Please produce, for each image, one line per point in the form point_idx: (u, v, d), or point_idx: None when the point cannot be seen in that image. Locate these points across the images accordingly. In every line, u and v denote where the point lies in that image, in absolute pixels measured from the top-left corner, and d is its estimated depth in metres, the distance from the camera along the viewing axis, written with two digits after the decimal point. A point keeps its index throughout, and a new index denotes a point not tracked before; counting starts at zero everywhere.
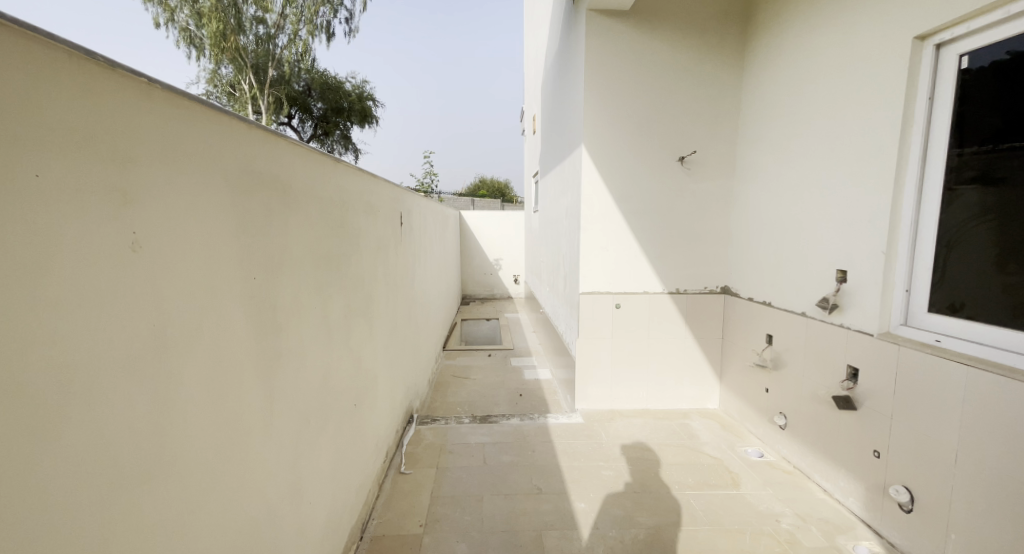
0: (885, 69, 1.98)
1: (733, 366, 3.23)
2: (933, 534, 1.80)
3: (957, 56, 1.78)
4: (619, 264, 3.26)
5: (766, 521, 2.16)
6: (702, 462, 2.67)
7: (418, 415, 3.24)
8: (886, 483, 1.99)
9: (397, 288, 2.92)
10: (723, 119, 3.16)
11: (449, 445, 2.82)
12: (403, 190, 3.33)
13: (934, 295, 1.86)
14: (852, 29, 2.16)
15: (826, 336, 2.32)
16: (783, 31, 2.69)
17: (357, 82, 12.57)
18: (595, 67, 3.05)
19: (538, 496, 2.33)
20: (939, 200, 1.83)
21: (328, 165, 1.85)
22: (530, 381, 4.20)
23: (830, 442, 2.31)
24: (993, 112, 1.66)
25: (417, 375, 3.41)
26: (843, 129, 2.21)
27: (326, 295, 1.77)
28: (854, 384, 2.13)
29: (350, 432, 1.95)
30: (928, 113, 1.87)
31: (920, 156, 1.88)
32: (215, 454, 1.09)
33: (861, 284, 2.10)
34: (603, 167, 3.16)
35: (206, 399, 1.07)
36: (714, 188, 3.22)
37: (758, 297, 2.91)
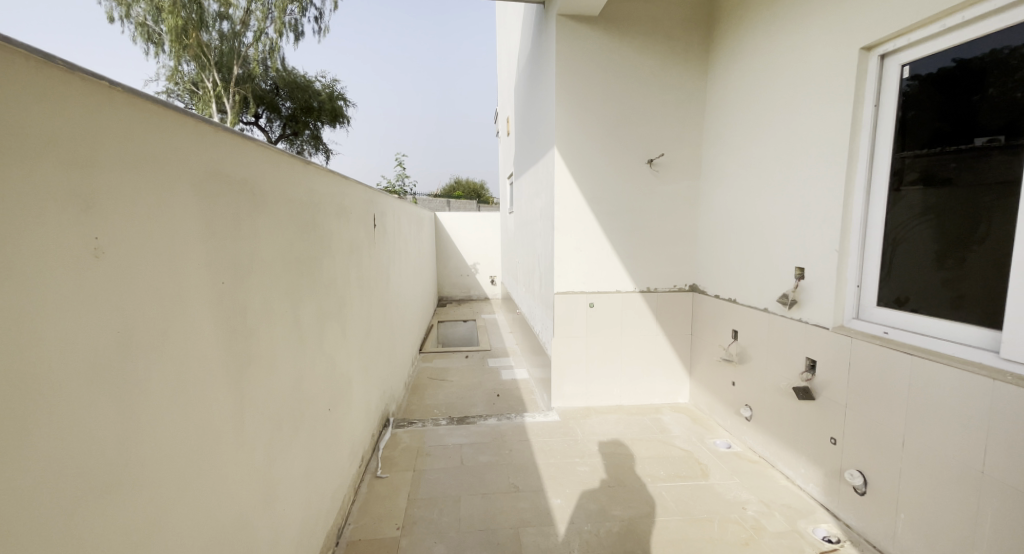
0: (836, 76, 2.10)
1: (701, 361, 3.34)
2: (883, 514, 1.92)
3: (900, 65, 1.90)
4: (592, 264, 3.33)
5: (733, 509, 2.25)
6: (674, 455, 2.76)
7: (394, 419, 3.23)
8: (841, 468, 2.11)
9: (371, 291, 2.91)
10: (688, 123, 3.27)
11: (427, 447, 2.83)
12: (376, 192, 3.31)
13: (882, 290, 1.99)
14: (807, 37, 2.27)
15: (787, 330, 2.44)
16: (743, 38, 2.81)
17: (329, 82, 12.07)
18: (566, 71, 3.12)
19: (515, 494, 2.36)
20: (886, 200, 1.96)
21: (299, 168, 1.84)
22: (507, 381, 4.24)
23: (791, 432, 2.43)
24: (935, 118, 1.79)
25: (393, 378, 3.39)
26: (798, 133, 2.33)
27: (298, 300, 1.76)
28: (812, 375, 2.25)
29: (324, 438, 1.93)
30: (874, 119, 1.99)
31: (868, 159, 2.01)
32: (184, 461, 1.08)
33: (817, 280, 2.22)
34: (574, 169, 3.22)
35: (173, 406, 1.06)
36: (682, 190, 3.33)
37: (724, 294, 3.03)
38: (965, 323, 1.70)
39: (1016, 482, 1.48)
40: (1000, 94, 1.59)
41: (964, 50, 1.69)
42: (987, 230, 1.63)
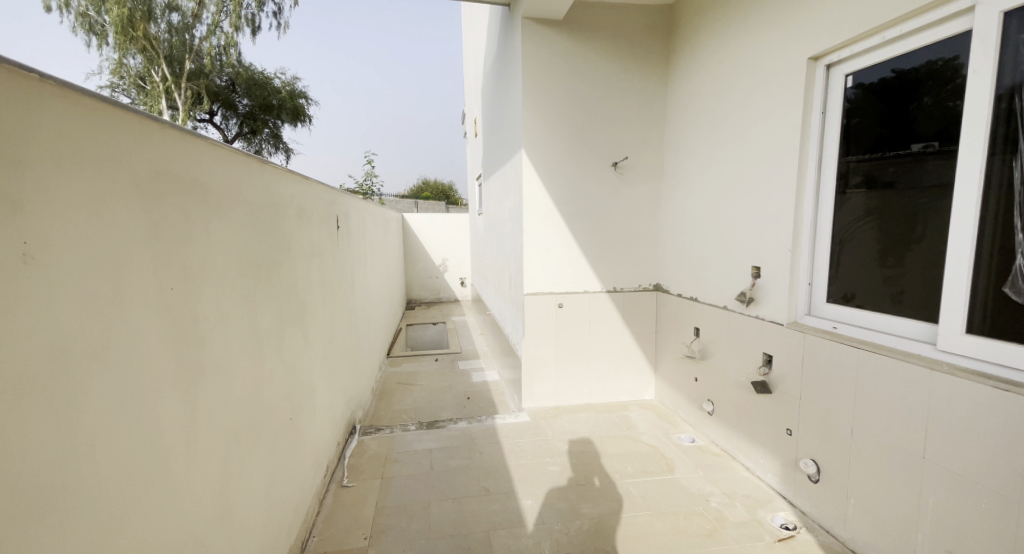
0: (786, 83, 2.21)
1: (665, 359, 3.43)
2: (835, 500, 2.02)
3: (844, 76, 2.02)
4: (560, 265, 3.37)
5: (697, 501, 2.32)
6: (641, 451, 2.83)
7: (361, 426, 3.15)
8: (797, 457, 2.22)
9: (335, 295, 2.84)
10: (651, 126, 3.36)
11: (395, 454, 2.78)
12: (339, 193, 3.22)
13: (831, 287, 2.11)
14: (759, 46, 2.38)
15: (745, 327, 2.54)
16: (701, 46, 2.90)
17: (289, 79, 11.75)
18: (531, 73, 3.14)
19: (485, 497, 2.36)
20: (833, 202, 2.08)
21: (255, 169, 1.77)
22: (476, 383, 4.22)
23: (750, 424, 2.53)
24: (875, 125, 1.90)
25: (359, 384, 3.32)
26: (753, 138, 2.43)
27: (255, 305, 1.70)
28: (769, 369, 2.35)
29: (286, 448, 1.87)
30: (822, 125, 2.11)
31: (817, 163, 2.13)
32: (128, 477, 1.02)
33: (772, 278, 2.32)
34: (541, 171, 3.25)
35: (116, 418, 1.00)
36: (645, 192, 3.41)
37: (686, 293, 3.12)
38: (905, 318, 1.80)
39: (952, 465, 1.57)
40: (934, 103, 1.68)
41: (903, 61, 1.79)
42: (923, 231, 1.73)
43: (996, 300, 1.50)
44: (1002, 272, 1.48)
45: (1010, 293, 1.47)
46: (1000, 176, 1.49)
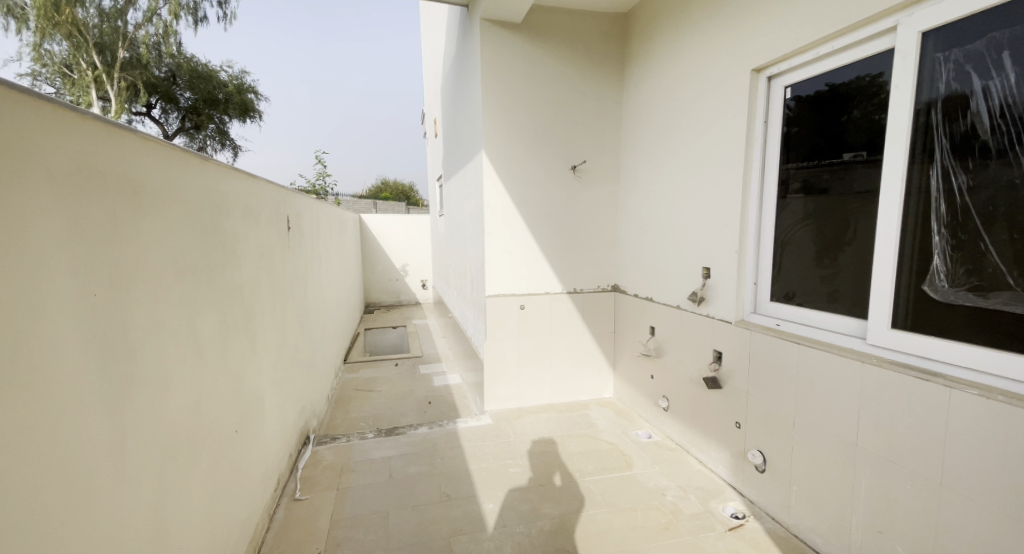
0: (731, 93, 2.32)
1: (624, 357, 3.52)
2: (779, 488, 2.14)
3: (784, 87, 2.14)
4: (520, 266, 3.39)
5: (653, 496, 2.39)
6: (600, 448, 2.88)
7: (315, 436, 3.04)
8: (745, 449, 2.33)
9: (286, 300, 2.72)
10: (607, 131, 3.44)
11: (352, 463, 2.70)
12: (291, 193, 3.10)
13: (775, 286, 2.23)
14: (707, 56, 2.49)
15: (696, 325, 2.64)
16: (654, 54, 3.00)
17: (235, 73, 11.09)
18: (490, 75, 3.14)
19: (446, 503, 2.33)
20: (775, 206, 2.21)
21: (195, 167, 1.68)
22: (438, 387, 4.17)
23: (703, 419, 2.63)
24: (811, 134, 2.03)
25: (314, 392, 3.20)
26: (701, 144, 2.54)
27: (196, 312, 1.60)
28: (719, 365, 2.46)
29: (230, 463, 1.77)
30: (764, 133, 2.23)
31: (760, 169, 2.25)
32: (39, 500, 0.94)
33: (721, 278, 2.43)
34: (501, 173, 3.26)
35: (22, 438, 0.91)
36: (602, 194, 3.49)
37: (642, 293, 3.21)
38: (839, 314, 1.93)
39: (879, 450, 1.69)
40: (862, 115, 1.81)
41: (835, 75, 1.92)
42: (853, 233, 1.86)
43: (916, 296, 1.63)
44: (922, 272, 1.62)
45: (929, 291, 1.60)
46: (919, 184, 1.62)
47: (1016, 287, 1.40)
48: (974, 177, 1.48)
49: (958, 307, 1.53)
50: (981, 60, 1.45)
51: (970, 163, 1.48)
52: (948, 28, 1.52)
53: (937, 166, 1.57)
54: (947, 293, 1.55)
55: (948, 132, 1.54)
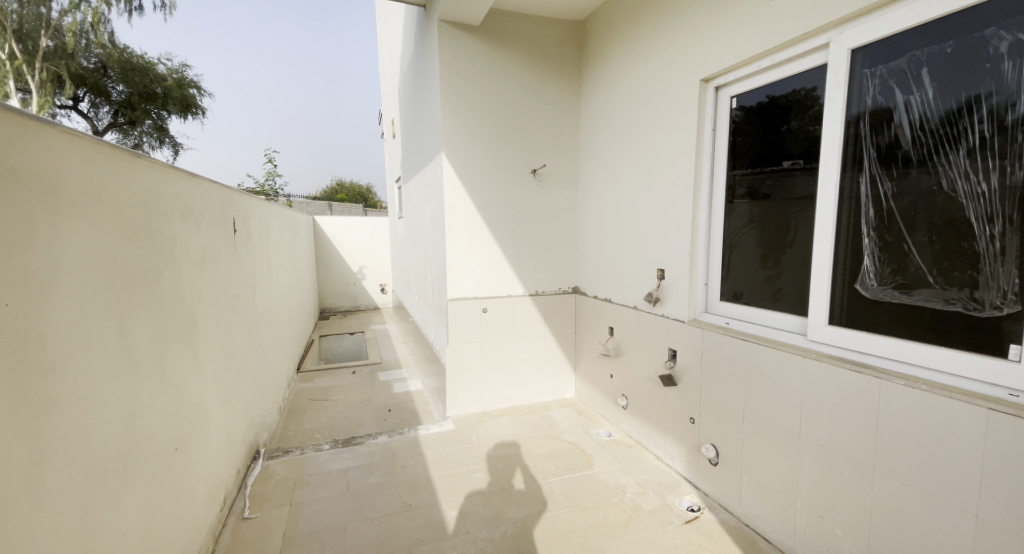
0: (682, 102, 2.42)
1: (584, 358, 3.57)
2: (731, 480, 2.23)
3: (730, 97, 2.25)
4: (481, 270, 3.38)
5: (614, 493, 2.44)
6: (562, 449, 2.91)
7: (266, 450, 2.90)
8: (699, 443, 2.41)
9: (232, 307, 2.58)
10: (566, 136, 3.49)
11: (306, 477, 2.59)
12: (238, 194, 2.95)
13: (724, 287, 2.34)
14: (659, 65, 2.58)
15: (652, 324, 2.72)
16: (609, 62, 3.08)
17: (175, 66, 10.48)
18: (449, 77, 3.12)
19: (407, 513, 2.28)
20: (723, 210, 2.31)
21: (128, 167, 1.57)
22: (398, 394, 4.08)
23: (659, 416, 2.71)
24: (755, 142, 2.15)
25: (264, 404, 3.05)
26: (655, 150, 2.63)
27: (128, 322, 1.49)
28: (674, 363, 2.54)
29: (168, 484, 1.65)
30: (712, 140, 2.33)
31: (709, 175, 2.35)
32: None
33: (675, 280, 2.52)
34: (461, 176, 3.24)
35: None
36: (562, 198, 3.54)
37: (601, 294, 3.28)
38: (783, 312, 2.04)
39: (819, 440, 1.80)
40: (800, 126, 1.93)
41: (776, 88, 2.03)
42: (793, 236, 1.97)
43: (850, 295, 1.75)
44: (855, 272, 1.74)
45: (860, 290, 1.72)
46: (850, 190, 1.74)
47: (935, 285, 1.52)
48: (898, 184, 1.60)
49: (885, 304, 1.65)
50: (903, 76, 1.57)
51: (894, 171, 1.61)
52: (872, 46, 1.64)
53: (865, 173, 1.69)
54: (876, 291, 1.67)
55: (875, 142, 1.66)
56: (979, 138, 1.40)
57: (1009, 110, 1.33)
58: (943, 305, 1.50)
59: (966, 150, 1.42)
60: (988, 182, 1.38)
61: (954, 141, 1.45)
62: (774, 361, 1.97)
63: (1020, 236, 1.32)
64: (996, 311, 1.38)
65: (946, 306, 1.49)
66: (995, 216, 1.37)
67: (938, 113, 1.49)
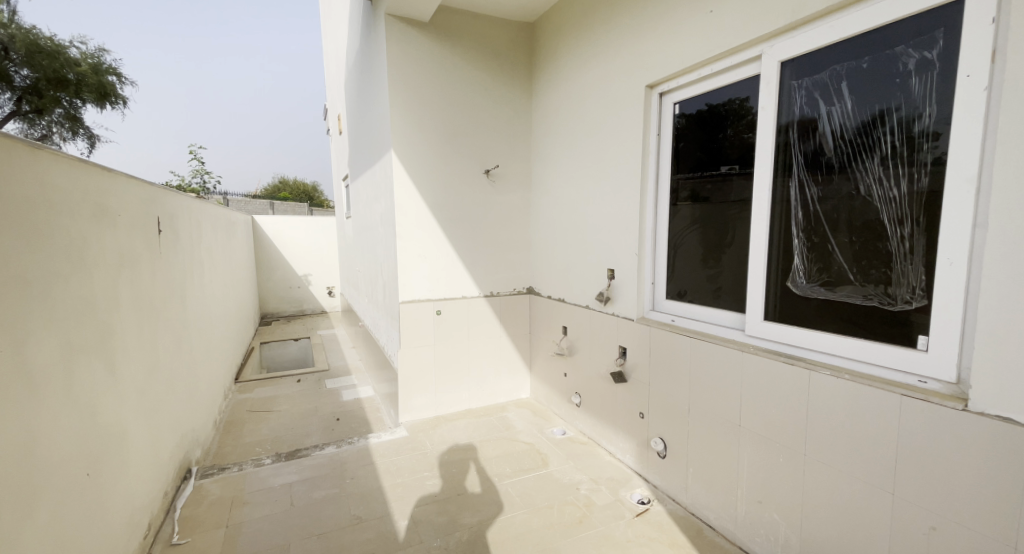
0: (629, 106, 2.48)
1: (539, 357, 3.60)
2: (678, 472, 2.31)
3: (673, 103, 2.34)
4: (435, 272, 3.32)
5: (568, 491, 2.47)
6: (517, 450, 2.92)
7: (198, 468, 2.69)
8: (649, 437, 2.49)
9: (157, 315, 2.38)
10: (518, 137, 3.50)
11: (246, 495, 2.44)
12: (162, 191, 2.72)
13: (669, 286, 2.43)
14: (607, 71, 2.64)
15: (603, 323, 2.78)
16: (559, 65, 3.12)
17: (90, 50, 9.43)
18: (398, 74, 3.04)
19: (357, 526, 2.19)
20: (668, 212, 2.40)
21: (26, 161, 1.40)
22: (348, 402, 3.93)
23: (611, 413, 2.78)
24: (696, 148, 2.24)
25: (196, 419, 2.83)
26: (604, 152, 2.69)
27: (24, 334, 1.33)
28: (624, 360, 2.61)
29: (79, 513, 1.49)
30: (657, 145, 2.41)
31: (655, 178, 2.44)
32: None
33: (625, 279, 2.59)
34: (413, 175, 3.17)
35: None
36: (515, 199, 3.54)
37: (555, 294, 3.31)
38: (723, 309, 2.14)
39: (758, 429, 1.90)
40: (736, 134, 2.04)
41: (714, 96, 2.13)
42: (731, 237, 2.08)
43: (783, 292, 1.87)
44: (787, 270, 1.85)
45: (792, 287, 1.84)
46: (782, 194, 1.86)
47: (855, 282, 1.64)
48: (822, 189, 1.72)
49: (813, 300, 1.77)
50: (826, 89, 1.69)
51: (819, 177, 1.73)
52: (800, 60, 1.76)
53: (794, 178, 1.81)
54: (805, 288, 1.79)
55: (802, 150, 1.78)
56: (891, 147, 1.52)
57: (915, 122, 1.46)
58: (862, 301, 1.61)
59: (880, 158, 1.54)
60: (899, 187, 1.50)
61: (870, 150, 1.57)
62: (715, 355, 2.07)
63: (926, 237, 1.44)
64: (906, 305, 1.50)
65: (865, 301, 1.61)
66: (904, 219, 1.49)
67: (856, 124, 1.61)
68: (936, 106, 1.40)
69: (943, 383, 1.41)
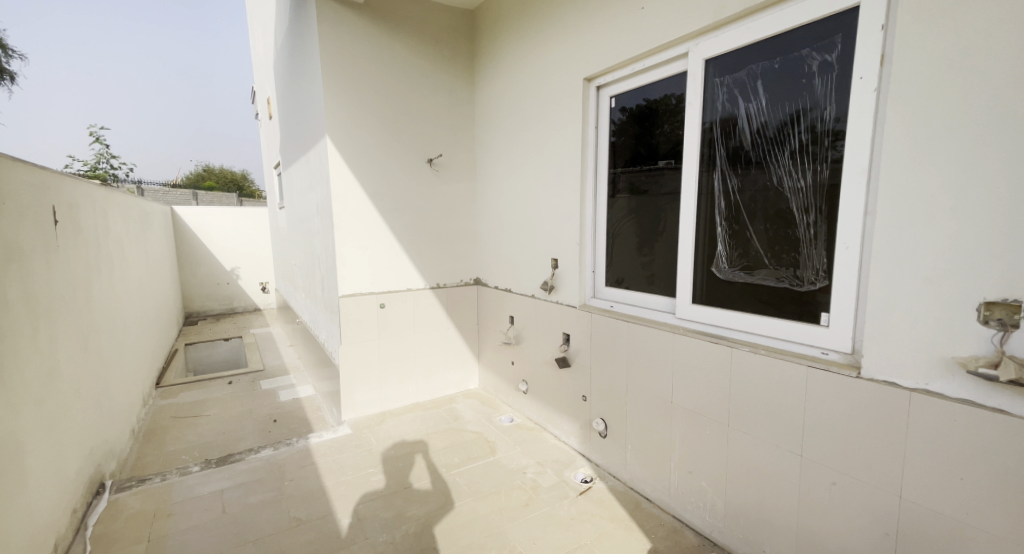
0: (569, 98, 2.53)
1: (487, 348, 3.62)
2: (618, 450, 2.43)
3: (609, 97, 2.41)
4: (377, 263, 3.23)
5: (516, 476, 2.53)
6: (465, 439, 2.93)
7: (113, 482, 2.47)
8: (591, 418, 2.59)
9: (55, 317, 2.13)
10: (461, 126, 3.46)
11: (172, 506, 2.28)
12: (56, 177, 2.42)
13: (609, 273, 2.52)
14: (547, 62, 2.67)
15: (548, 311, 2.85)
16: (501, 55, 3.11)
17: None
18: (332, 57, 2.90)
19: (296, 529, 2.12)
20: (607, 202, 2.48)
21: None
22: (286, 403, 3.75)
23: (556, 398, 2.86)
24: (632, 140, 2.33)
25: (108, 429, 2.58)
26: (546, 143, 2.73)
27: None
28: (568, 346, 2.69)
29: None
30: (596, 137, 2.48)
31: (594, 169, 2.51)
32: None
33: (567, 268, 2.66)
34: (350, 164, 3.05)
35: None
36: (459, 189, 3.51)
37: (502, 285, 3.34)
38: (656, 294, 2.26)
39: (687, 404, 2.03)
40: (668, 127, 2.13)
41: (648, 91, 2.21)
42: (664, 225, 2.19)
43: (709, 276, 2.00)
44: (711, 256, 1.98)
45: (716, 272, 1.97)
46: (707, 184, 1.98)
47: (769, 265, 1.78)
48: (741, 180, 1.85)
49: (735, 283, 1.90)
50: (744, 86, 1.81)
51: (738, 169, 1.86)
52: (722, 58, 1.86)
53: (718, 170, 1.93)
54: (728, 272, 1.93)
55: (724, 143, 1.90)
56: (800, 142, 1.65)
57: (819, 119, 1.60)
58: (775, 283, 1.77)
59: (790, 152, 1.68)
60: (805, 178, 1.64)
61: (781, 144, 1.71)
62: (649, 336, 2.18)
63: (827, 224, 1.60)
64: (812, 285, 1.66)
65: (778, 283, 1.76)
66: (810, 207, 1.64)
67: (770, 120, 1.74)
68: (835, 105, 1.55)
69: (841, 353, 1.58)
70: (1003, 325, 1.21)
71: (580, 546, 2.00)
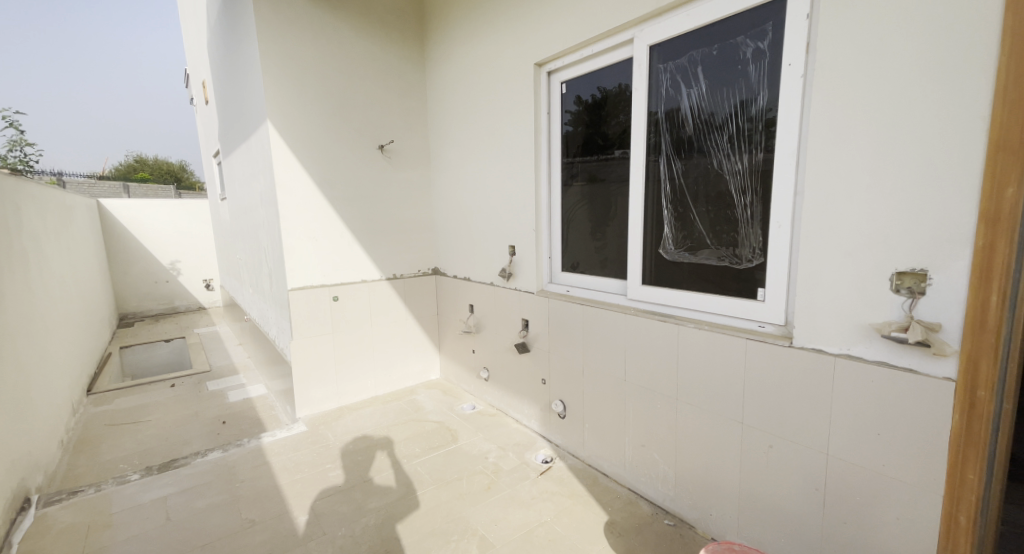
0: (520, 84, 2.53)
1: (448, 337, 3.60)
2: (576, 429, 2.50)
3: (560, 83, 2.42)
4: (329, 255, 3.13)
5: (477, 461, 2.55)
6: (427, 429, 2.92)
7: (39, 496, 2.29)
8: (550, 401, 2.65)
9: None
10: (413, 113, 3.38)
11: (109, 517, 2.14)
12: None
13: (564, 259, 2.56)
14: (496, 48, 2.65)
15: (506, 297, 2.87)
16: (451, 40, 3.05)
17: None
18: (270, 38, 2.74)
19: (249, 530, 2.05)
20: (561, 188, 2.51)
21: None
22: (236, 403, 3.59)
23: (516, 382, 2.89)
24: (583, 126, 2.36)
25: (31, 440, 2.38)
26: (499, 129, 2.71)
27: None
28: (526, 331, 2.72)
29: None
30: (548, 123, 2.50)
31: (547, 155, 2.53)
32: None
33: (524, 254, 2.68)
34: (295, 151, 2.92)
35: None
36: (414, 178, 3.44)
37: (460, 274, 3.32)
38: (609, 277, 2.32)
39: (640, 381, 2.11)
40: (618, 113, 2.17)
41: (597, 77, 2.24)
42: (615, 209, 2.24)
43: (657, 258, 2.07)
44: (659, 239, 2.05)
45: (663, 253, 2.04)
46: (654, 168, 2.03)
47: (712, 245, 1.87)
48: (685, 164, 1.92)
49: (681, 264, 1.98)
50: (685, 72, 1.87)
51: (682, 153, 1.92)
52: (665, 45, 1.91)
53: (664, 155, 1.99)
54: (674, 254, 2.00)
55: (670, 128, 1.96)
56: (737, 127, 1.73)
57: (753, 104, 1.68)
58: (717, 262, 1.85)
59: (729, 136, 1.76)
60: (742, 161, 1.73)
61: (720, 128, 1.78)
62: (603, 317, 2.24)
63: (762, 204, 1.69)
64: (750, 263, 1.75)
65: (719, 262, 1.85)
66: (747, 189, 1.72)
67: (710, 105, 1.81)
68: (768, 91, 1.63)
69: (776, 326, 1.68)
70: (912, 292, 1.32)
71: (540, 524, 2.06)
